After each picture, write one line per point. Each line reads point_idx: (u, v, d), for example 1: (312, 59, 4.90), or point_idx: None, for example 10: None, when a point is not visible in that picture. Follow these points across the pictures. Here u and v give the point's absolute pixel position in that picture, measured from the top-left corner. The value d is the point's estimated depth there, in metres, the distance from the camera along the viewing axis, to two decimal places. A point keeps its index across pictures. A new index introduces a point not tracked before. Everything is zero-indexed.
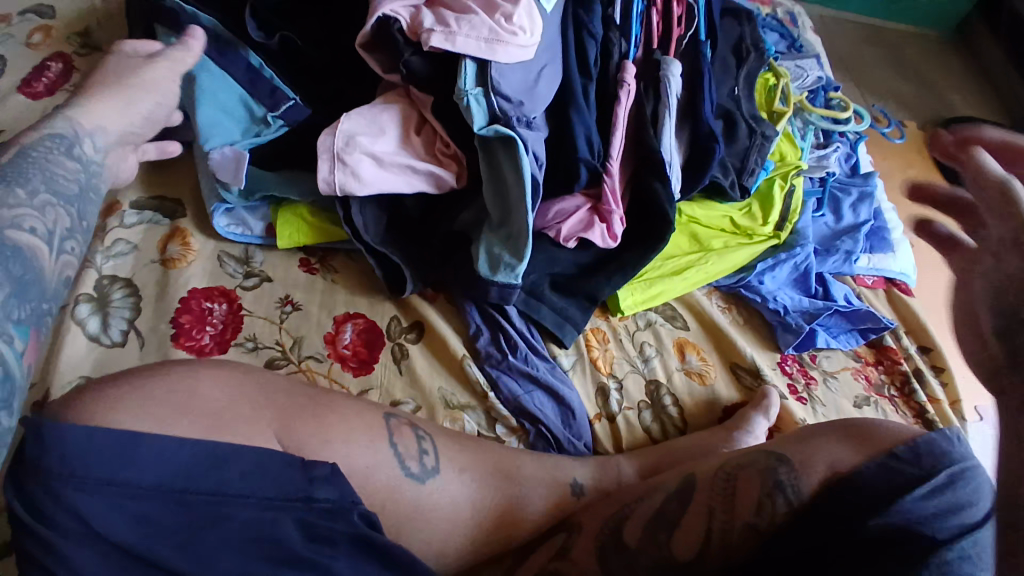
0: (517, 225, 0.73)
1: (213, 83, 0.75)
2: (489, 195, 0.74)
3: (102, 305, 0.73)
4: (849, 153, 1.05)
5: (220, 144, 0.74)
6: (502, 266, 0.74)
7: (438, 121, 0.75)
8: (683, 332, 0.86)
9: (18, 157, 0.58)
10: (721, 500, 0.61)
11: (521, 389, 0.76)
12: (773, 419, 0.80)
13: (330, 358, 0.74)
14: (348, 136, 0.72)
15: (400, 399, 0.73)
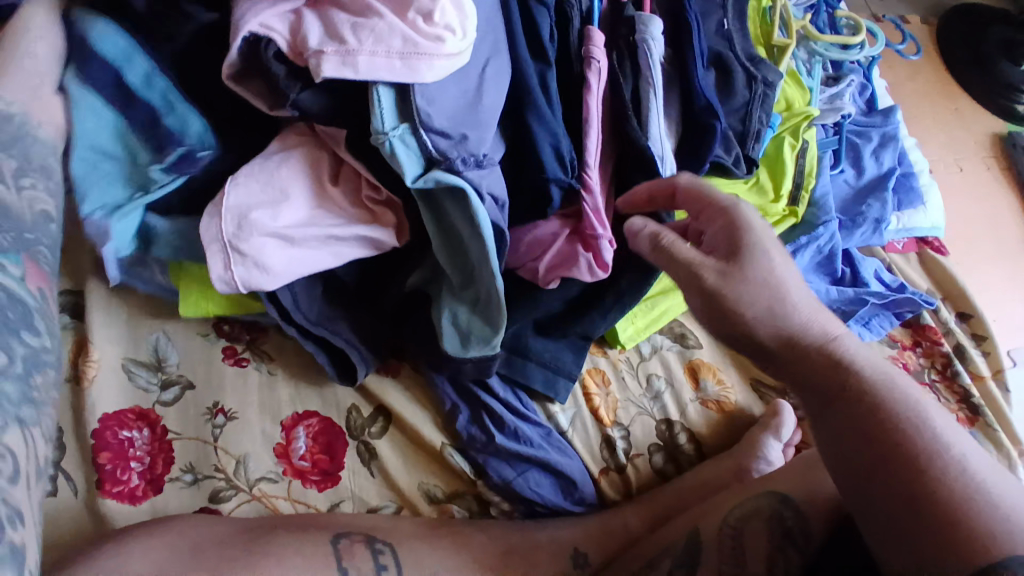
0: (483, 289, 0.59)
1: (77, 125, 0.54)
2: (445, 254, 0.59)
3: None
4: (864, 83, 0.88)
5: (100, 208, 0.55)
6: (464, 335, 0.61)
7: (354, 160, 0.56)
8: (695, 352, 0.74)
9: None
10: (731, 560, 0.59)
11: (514, 471, 0.66)
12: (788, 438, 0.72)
13: (287, 475, 0.61)
14: (238, 216, 0.53)
15: (378, 505, 0.63)
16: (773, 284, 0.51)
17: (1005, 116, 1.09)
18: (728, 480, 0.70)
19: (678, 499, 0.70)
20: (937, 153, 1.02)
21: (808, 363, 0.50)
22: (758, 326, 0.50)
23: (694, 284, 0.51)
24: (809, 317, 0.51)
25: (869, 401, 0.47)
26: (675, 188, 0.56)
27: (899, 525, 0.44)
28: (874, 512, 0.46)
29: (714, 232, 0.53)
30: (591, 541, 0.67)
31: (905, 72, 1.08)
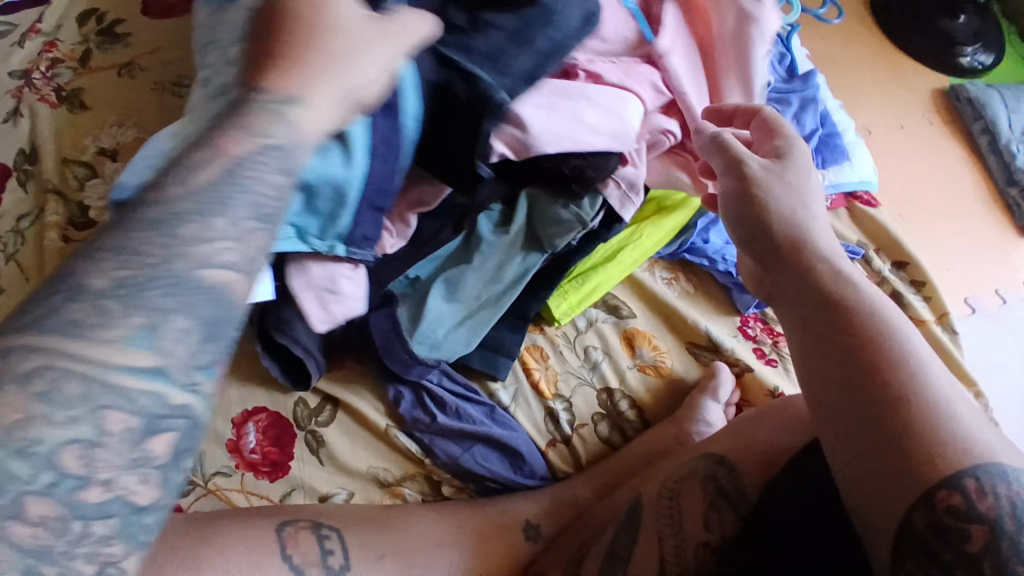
0: (480, 306, 0.68)
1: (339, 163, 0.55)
2: (483, 276, 0.68)
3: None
4: (783, 52, 0.90)
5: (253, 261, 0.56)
6: (422, 331, 0.66)
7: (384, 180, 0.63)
8: (629, 321, 0.76)
9: (220, 174, 0.37)
10: (669, 524, 0.60)
11: (460, 449, 0.68)
12: (726, 397, 0.74)
13: (239, 469, 0.65)
14: (322, 274, 0.61)
15: (328, 493, 0.66)
16: (799, 193, 0.57)
17: (943, 70, 1.10)
18: (670, 446, 0.72)
19: (628, 466, 0.71)
20: (876, 113, 1.04)
21: (810, 270, 0.54)
22: (776, 219, 0.56)
23: (735, 170, 0.58)
24: (821, 235, 0.56)
25: (865, 312, 0.50)
26: (757, 114, 0.63)
27: (871, 425, 0.46)
28: (846, 415, 0.47)
29: (774, 145, 0.60)
30: (546, 514, 0.68)
31: (838, 39, 1.10)
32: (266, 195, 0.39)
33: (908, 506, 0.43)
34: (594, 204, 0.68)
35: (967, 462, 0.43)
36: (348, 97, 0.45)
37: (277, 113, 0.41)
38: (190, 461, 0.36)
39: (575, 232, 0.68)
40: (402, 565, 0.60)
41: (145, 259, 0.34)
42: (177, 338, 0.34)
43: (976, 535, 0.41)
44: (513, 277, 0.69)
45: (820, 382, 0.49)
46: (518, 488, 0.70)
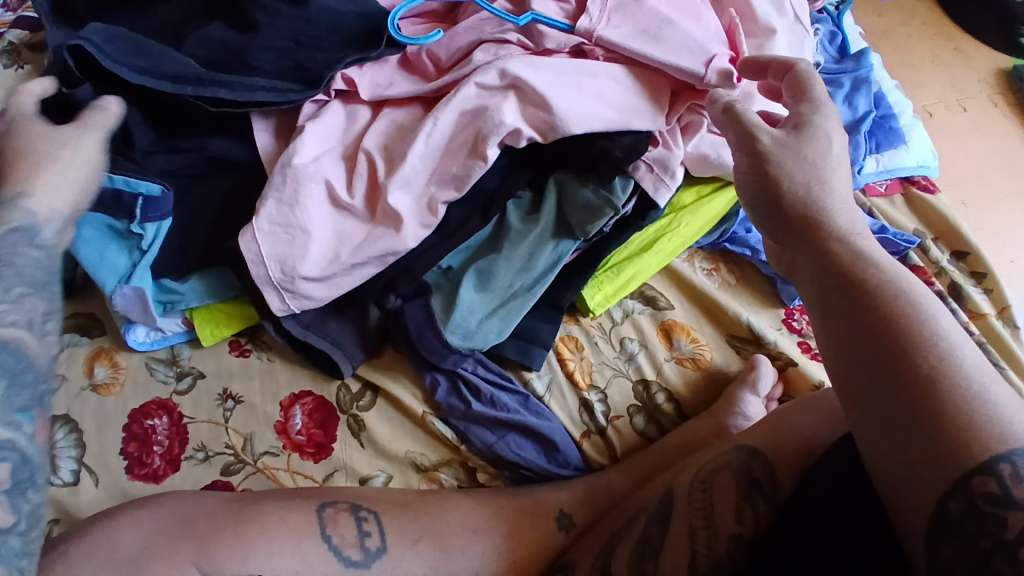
0: (512, 295, 0.69)
1: (87, 247, 0.67)
2: (498, 266, 0.68)
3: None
4: (834, 31, 0.87)
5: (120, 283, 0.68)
6: (455, 321, 0.67)
7: (407, 160, 0.63)
8: (667, 313, 0.75)
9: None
10: (701, 512, 0.59)
11: (495, 437, 0.69)
12: (766, 392, 0.72)
13: (286, 449, 0.69)
14: (279, 263, 0.63)
15: (368, 475, 0.68)
16: (813, 167, 0.54)
17: (1009, 50, 1.04)
18: (707, 438, 0.71)
19: (664, 457, 0.71)
20: (936, 94, 0.98)
21: (828, 250, 0.52)
22: (791, 198, 0.53)
23: (747, 145, 0.55)
24: (841, 212, 0.54)
25: (886, 290, 0.48)
26: (791, 67, 0.59)
27: (901, 410, 0.44)
28: (874, 399, 0.46)
29: (797, 111, 0.57)
30: (579, 503, 0.68)
31: (894, 20, 1.05)
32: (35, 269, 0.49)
33: (943, 491, 0.42)
34: (626, 188, 0.68)
35: (1002, 445, 0.41)
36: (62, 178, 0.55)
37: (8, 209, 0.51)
38: (33, 492, 0.45)
39: (608, 218, 0.67)
40: (437, 549, 0.62)
41: None
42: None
43: (1014, 523, 0.40)
44: (545, 266, 0.69)
45: (846, 365, 0.48)
46: (553, 476, 0.70)
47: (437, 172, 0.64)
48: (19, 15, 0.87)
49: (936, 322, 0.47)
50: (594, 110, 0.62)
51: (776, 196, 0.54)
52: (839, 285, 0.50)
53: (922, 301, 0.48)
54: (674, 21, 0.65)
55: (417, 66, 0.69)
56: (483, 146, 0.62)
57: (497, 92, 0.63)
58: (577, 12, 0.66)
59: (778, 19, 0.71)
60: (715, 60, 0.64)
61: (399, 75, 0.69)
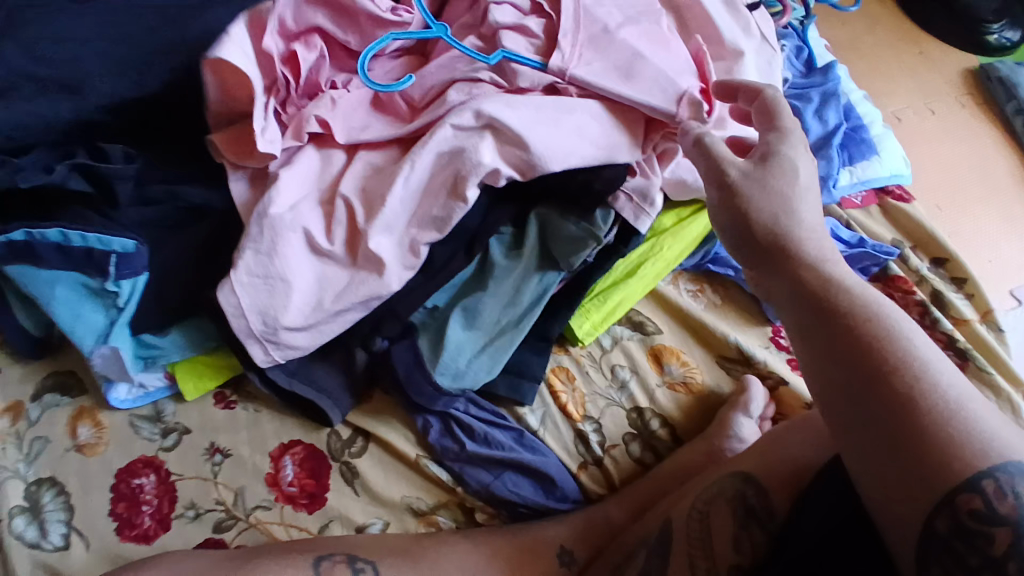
0: (500, 331, 0.68)
1: (64, 306, 0.65)
2: (487, 302, 0.67)
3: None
4: (801, 45, 0.87)
5: (98, 341, 0.66)
6: (444, 362, 0.66)
7: (388, 204, 0.62)
8: (656, 338, 0.75)
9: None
10: (699, 542, 0.59)
11: (490, 476, 0.68)
12: (756, 412, 0.72)
13: (278, 502, 0.67)
14: (262, 316, 0.62)
15: (365, 523, 0.67)
16: (781, 198, 0.53)
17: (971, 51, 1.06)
18: (703, 463, 0.71)
19: (660, 486, 0.71)
20: (903, 98, 0.99)
21: (800, 278, 0.52)
22: (761, 228, 0.53)
23: (716, 177, 0.54)
24: (811, 235, 0.53)
25: (863, 315, 0.48)
26: (759, 94, 0.59)
27: (887, 436, 0.44)
28: (861, 426, 0.45)
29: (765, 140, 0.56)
30: (577, 538, 0.68)
31: (859, 27, 1.07)
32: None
33: (932, 514, 0.42)
34: (608, 218, 0.67)
35: (986, 464, 0.41)
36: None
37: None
38: None
39: (591, 249, 0.67)
40: None
41: None
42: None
43: (1002, 538, 0.39)
44: (531, 299, 0.68)
45: (828, 392, 0.48)
46: (553, 512, 0.69)
47: (418, 214, 0.63)
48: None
49: (913, 345, 0.46)
50: (572, 146, 0.62)
51: (748, 226, 0.53)
52: (817, 312, 0.50)
53: (897, 324, 0.48)
54: (645, 56, 0.65)
55: (389, 107, 0.68)
56: (462, 186, 0.62)
57: (473, 131, 0.62)
58: (547, 48, 0.66)
59: (744, 41, 0.71)
60: (687, 95, 0.64)
61: (373, 116, 0.68)
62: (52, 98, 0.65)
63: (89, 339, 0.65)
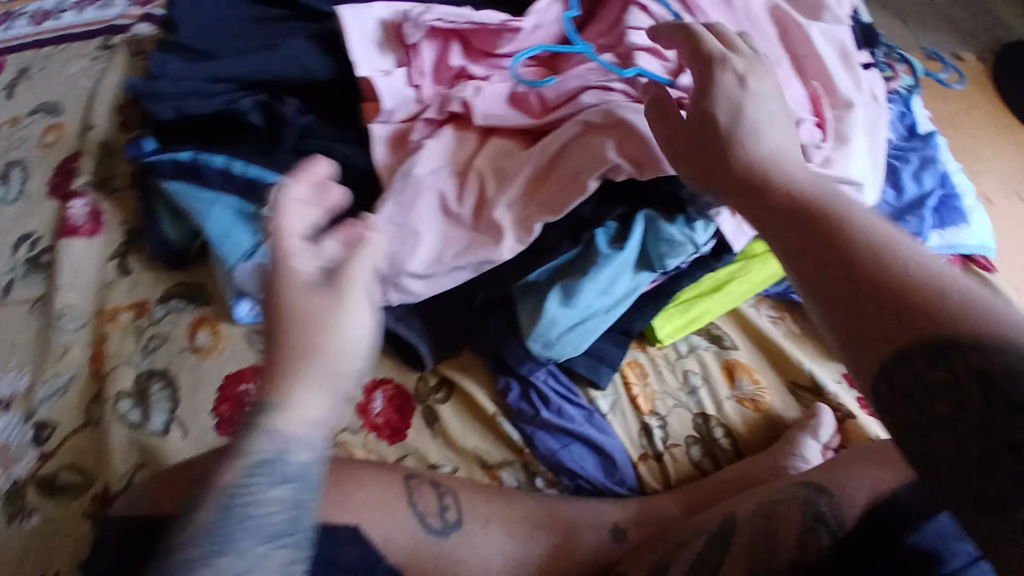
0: (591, 315, 0.73)
1: (218, 225, 0.73)
2: (586, 286, 0.71)
3: (103, 401, 0.75)
4: (904, 112, 0.93)
5: (238, 258, 0.73)
6: (539, 331, 0.71)
7: (514, 184, 0.71)
8: (732, 352, 0.79)
9: (217, 515, 0.42)
10: (762, 538, 0.57)
11: (558, 444, 0.74)
12: (825, 440, 0.73)
13: (365, 429, 0.74)
14: (391, 260, 0.69)
15: (437, 463, 0.73)
16: (729, 100, 0.56)
17: None
18: (764, 476, 0.71)
19: (717, 490, 0.71)
20: (994, 182, 1.03)
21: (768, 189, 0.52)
22: (709, 132, 0.56)
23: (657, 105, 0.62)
24: (782, 142, 0.55)
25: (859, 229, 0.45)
26: (680, 31, 0.61)
27: (872, 309, 0.41)
28: (865, 318, 0.41)
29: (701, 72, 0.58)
30: (632, 521, 0.70)
31: (958, 109, 1.12)
32: (271, 516, 0.43)
33: (902, 351, 0.39)
34: (708, 229, 0.73)
35: (946, 297, 0.39)
36: (337, 393, 0.47)
37: (261, 433, 0.45)
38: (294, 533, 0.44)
39: (687, 254, 0.73)
40: (503, 535, 0.64)
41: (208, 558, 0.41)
42: (282, 565, 0.43)
43: (975, 361, 0.36)
44: (624, 292, 0.74)
45: (812, 286, 0.45)
46: (608, 494, 0.74)
47: (541, 197, 0.71)
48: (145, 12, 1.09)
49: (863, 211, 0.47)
50: None
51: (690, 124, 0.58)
52: (797, 216, 0.48)
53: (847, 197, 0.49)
54: None
55: (523, 102, 0.75)
56: (586, 176, 0.69)
57: (604, 131, 0.69)
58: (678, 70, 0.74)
59: (857, 95, 0.77)
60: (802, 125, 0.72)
61: (509, 109, 0.75)
62: (245, 57, 0.78)
63: (230, 255, 0.72)
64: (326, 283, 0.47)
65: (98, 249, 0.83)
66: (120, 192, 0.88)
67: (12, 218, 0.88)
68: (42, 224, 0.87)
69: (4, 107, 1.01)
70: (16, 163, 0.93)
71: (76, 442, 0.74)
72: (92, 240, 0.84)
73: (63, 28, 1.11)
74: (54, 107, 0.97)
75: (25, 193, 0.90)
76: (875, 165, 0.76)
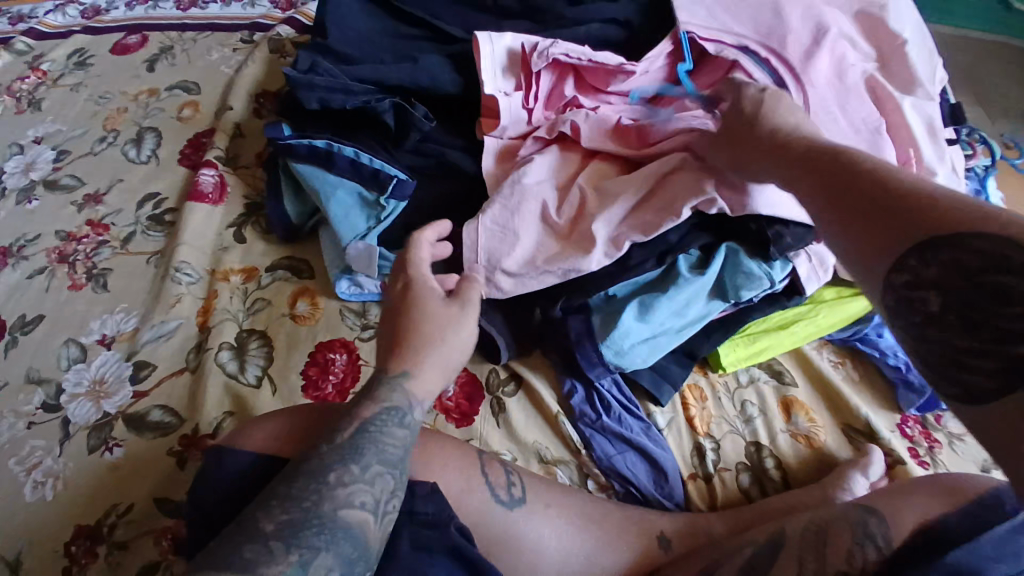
0: (663, 332, 0.78)
1: (339, 208, 0.83)
2: (662, 305, 0.77)
3: (204, 350, 0.81)
4: (979, 189, 0.97)
5: (353, 238, 0.82)
6: (612, 338, 0.77)
7: (611, 205, 0.77)
8: (790, 389, 0.83)
9: (355, 433, 0.55)
10: (812, 551, 0.61)
11: (615, 449, 0.78)
12: (873, 478, 0.75)
13: (436, 410, 0.80)
14: (490, 256, 0.77)
15: (499, 451, 0.77)
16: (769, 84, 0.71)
17: None
18: (813, 501, 0.74)
19: (765, 515, 0.74)
20: None
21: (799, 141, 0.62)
22: (748, 106, 0.68)
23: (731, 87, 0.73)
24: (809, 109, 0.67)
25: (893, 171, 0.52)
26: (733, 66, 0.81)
27: (889, 215, 0.49)
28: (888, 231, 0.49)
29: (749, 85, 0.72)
30: (680, 533, 0.73)
31: None
32: (394, 449, 0.56)
33: (900, 258, 0.47)
34: (784, 269, 0.78)
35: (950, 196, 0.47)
36: (446, 372, 0.61)
37: (392, 388, 0.58)
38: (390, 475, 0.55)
39: (761, 288, 0.78)
40: (562, 520, 0.69)
41: (324, 484, 0.52)
42: (387, 490, 0.54)
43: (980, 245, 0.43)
44: (696, 317, 0.79)
45: (842, 210, 0.53)
46: (656, 505, 0.77)
47: (634, 218, 0.77)
48: (285, 16, 1.23)
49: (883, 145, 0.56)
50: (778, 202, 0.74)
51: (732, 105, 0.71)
52: (825, 155, 0.57)
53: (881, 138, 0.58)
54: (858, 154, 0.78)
55: (624, 135, 0.82)
56: (679, 205, 0.75)
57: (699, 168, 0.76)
58: None
59: (938, 167, 0.82)
60: None
61: (611, 138, 0.82)
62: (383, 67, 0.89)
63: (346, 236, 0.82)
64: (450, 301, 0.64)
65: (218, 215, 0.93)
66: (246, 170, 0.99)
67: (144, 178, 0.99)
68: (170, 186, 0.98)
69: (146, 80, 1.13)
70: (151, 130, 1.04)
71: (171, 386, 0.79)
72: (214, 208, 0.93)
73: (202, 17, 1.24)
74: (193, 86, 1.11)
75: (157, 157, 1.01)
76: None
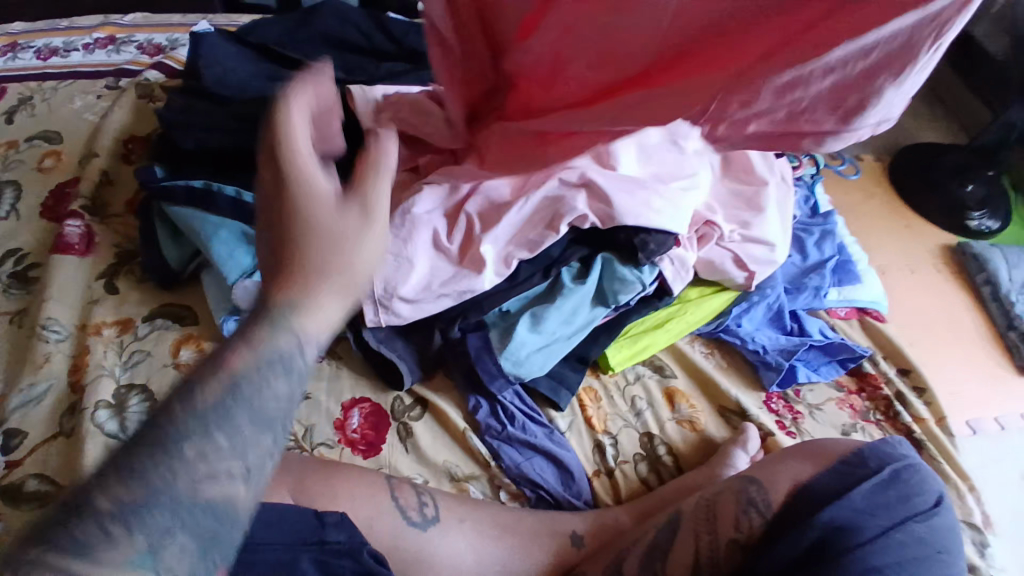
0: (555, 339, 0.83)
1: (225, 249, 0.81)
2: (551, 313, 0.83)
3: (79, 411, 0.75)
4: (808, 194, 1.11)
5: (240, 277, 0.81)
6: (509, 349, 0.81)
7: (497, 226, 0.79)
8: (671, 381, 0.90)
9: (223, 392, 0.41)
10: (705, 522, 0.67)
11: (522, 457, 0.81)
12: (753, 451, 0.83)
13: (341, 443, 0.79)
14: (385, 285, 0.78)
15: (409, 475, 0.78)
16: None
17: (952, 230, 1.29)
18: (703, 483, 0.81)
19: (664, 500, 0.79)
20: (887, 259, 1.22)
21: None
22: None
23: None
24: None
25: None
26: None
27: None
28: None
29: None
30: (591, 530, 0.76)
31: (859, 199, 1.33)
32: (275, 405, 0.43)
33: None
34: (653, 272, 0.85)
35: None
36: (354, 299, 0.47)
37: (275, 325, 0.44)
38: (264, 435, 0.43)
39: (635, 291, 0.85)
40: (475, 533, 0.71)
41: (176, 460, 0.39)
42: (262, 453, 0.43)
43: None
44: (583, 323, 0.85)
45: None
46: (567, 507, 0.80)
47: (517, 237, 0.81)
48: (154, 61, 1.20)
49: None
50: (640, 211, 0.79)
51: None
52: None
53: None
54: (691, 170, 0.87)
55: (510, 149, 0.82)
56: (558, 223, 0.79)
57: (574, 188, 0.79)
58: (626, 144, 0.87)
59: (770, 175, 0.93)
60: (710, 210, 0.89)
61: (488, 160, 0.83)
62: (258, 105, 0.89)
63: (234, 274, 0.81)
64: (350, 201, 0.47)
65: (88, 267, 0.88)
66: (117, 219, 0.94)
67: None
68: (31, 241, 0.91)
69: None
70: (9, 183, 0.97)
71: (44, 451, 0.73)
72: (82, 259, 0.88)
73: (59, 65, 1.18)
74: (54, 135, 1.05)
75: (16, 212, 0.94)
76: (783, 232, 0.93)
